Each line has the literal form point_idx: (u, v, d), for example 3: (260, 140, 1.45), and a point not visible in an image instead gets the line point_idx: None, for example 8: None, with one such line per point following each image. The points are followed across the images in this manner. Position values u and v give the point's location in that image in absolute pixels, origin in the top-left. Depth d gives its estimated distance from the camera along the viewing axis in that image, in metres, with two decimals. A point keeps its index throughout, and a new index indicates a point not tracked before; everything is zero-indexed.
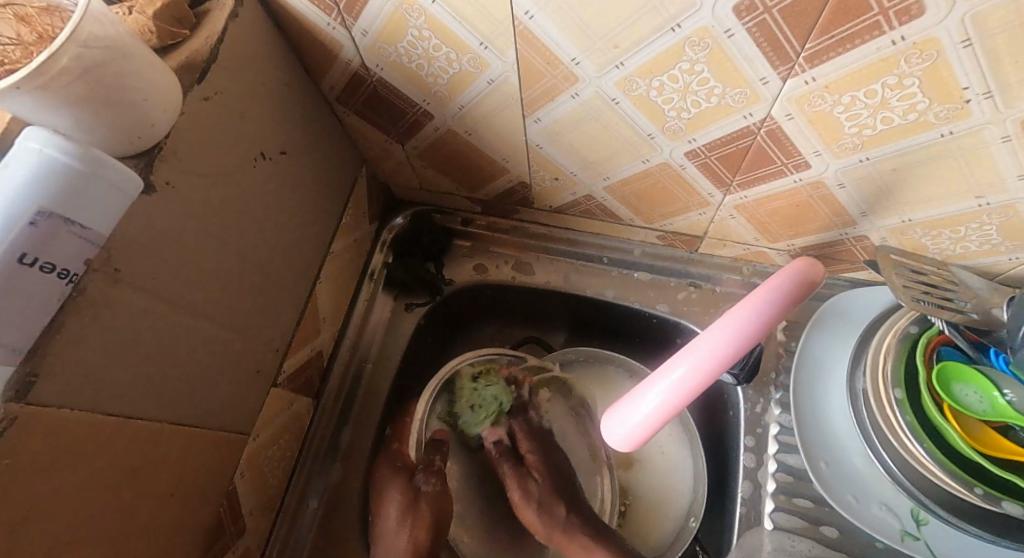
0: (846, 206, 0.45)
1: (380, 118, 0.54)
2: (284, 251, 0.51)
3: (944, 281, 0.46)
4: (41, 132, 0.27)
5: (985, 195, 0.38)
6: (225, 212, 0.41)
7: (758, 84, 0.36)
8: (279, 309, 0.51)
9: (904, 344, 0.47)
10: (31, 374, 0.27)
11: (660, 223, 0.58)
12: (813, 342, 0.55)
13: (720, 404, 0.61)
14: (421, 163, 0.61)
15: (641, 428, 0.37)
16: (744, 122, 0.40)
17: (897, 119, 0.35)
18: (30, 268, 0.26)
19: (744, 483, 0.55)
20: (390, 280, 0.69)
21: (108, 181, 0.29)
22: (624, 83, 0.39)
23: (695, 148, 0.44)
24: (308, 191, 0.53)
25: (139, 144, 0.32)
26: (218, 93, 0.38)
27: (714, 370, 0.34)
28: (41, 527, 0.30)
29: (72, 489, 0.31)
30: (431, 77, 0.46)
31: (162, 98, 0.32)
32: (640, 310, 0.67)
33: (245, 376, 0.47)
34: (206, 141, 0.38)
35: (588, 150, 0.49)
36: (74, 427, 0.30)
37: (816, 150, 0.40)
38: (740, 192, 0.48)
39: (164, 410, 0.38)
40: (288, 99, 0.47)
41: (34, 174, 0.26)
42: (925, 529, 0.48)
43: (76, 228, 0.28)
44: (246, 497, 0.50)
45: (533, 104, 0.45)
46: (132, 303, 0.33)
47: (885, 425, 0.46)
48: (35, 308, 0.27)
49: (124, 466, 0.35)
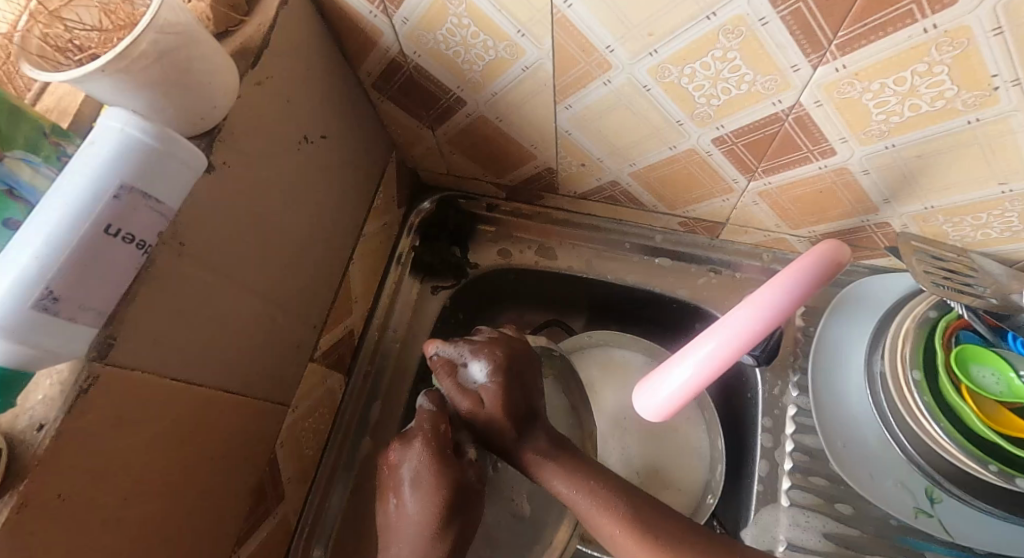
0: (870, 192, 0.46)
1: (413, 104, 0.56)
2: (322, 231, 0.53)
3: (965, 268, 0.47)
4: (121, 112, 0.29)
5: (1009, 181, 0.39)
6: (271, 191, 0.43)
7: (789, 70, 0.37)
8: (315, 287, 0.53)
9: (923, 327, 0.48)
10: (111, 337, 0.30)
11: (683, 209, 0.60)
12: (831, 326, 0.56)
13: (737, 387, 0.63)
14: (450, 148, 0.63)
15: (670, 399, 0.40)
16: (773, 109, 0.41)
17: (924, 106, 0.36)
18: (114, 237, 0.28)
19: (762, 462, 0.56)
20: (416, 263, 0.71)
21: (179, 158, 0.31)
22: (656, 70, 0.41)
23: (722, 135, 0.46)
24: (344, 174, 0.55)
25: (203, 125, 0.34)
26: (269, 78, 0.40)
27: (742, 347, 0.35)
28: (113, 475, 0.33)
29: (139, 443, 0.34)
30: (467, 64, 0.47)
31: (224, 82, 0.34)
32: (659, 295, 0.68)
33: (284, 350, 0.49)
34: (257, 124, 0.40)
35: (617, 136, 0.50)
36: (143, 387, 0.33)
37: (842, 137, 0.41)
38: (764, 178, 0.50)
39: (214, 376, 0.40)
40: (328, 85, 0.49)
41: (117, 152, 0.28)
42: (937, 506, 0.50)
43: (151, 202, 0.30)
44: (283, 463, 0.53)
45: (566, 91, 0.46)
46: (192, 275, 0.36)
47: (902, 406, 0.47)
48: (116, 275, 0.29)
49: (181, 425, 0.38)
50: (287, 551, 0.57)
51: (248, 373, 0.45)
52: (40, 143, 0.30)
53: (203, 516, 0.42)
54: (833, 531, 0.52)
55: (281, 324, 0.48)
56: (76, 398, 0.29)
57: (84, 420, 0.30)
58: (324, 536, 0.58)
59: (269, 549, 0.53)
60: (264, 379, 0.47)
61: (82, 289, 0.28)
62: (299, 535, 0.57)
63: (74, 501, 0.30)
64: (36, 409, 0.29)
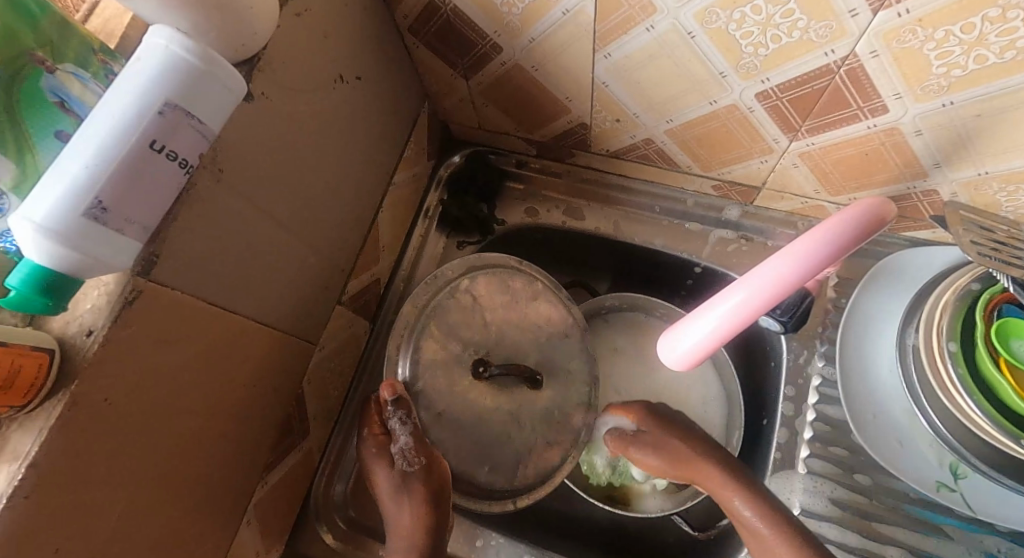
0: (920, 155, 0.44)
1: (449, 50, 0.55)
2: (352, 176, 0.53)
3: (1016, 241, 0.44)
4: (166, 30, 0.29)
5: None
6: (308, 129, 0.44)
7: (846, 16, 0.35)
8: (345, 230, 0.54)
9: (963, 301, 0.46)
10: (154, 254, 0.32)
11: (718, 171, 0.58)
12: (865, 298, 0.55)
13: (761, 356, 0.62)
14: (484, 100, 0.62)
15: (696, 347, 0.39)
16: (824, 61, 0.39)
17: (991, 58, 0.34)
18: (159, 155, 0.29)
19: (781, 430, 0.56)
20: (443, 217, 0.71)
21: (222, 80, 0.31)
22: (703, 15, 0.39)
23: (767, 89, 0.44)
24: (376, 119, 0.55)
25: (243, 52, 0.35)
26: (308, 11, 0.40)
27: (775, 295, 0.34)
28: (153, 390, 0.34)
29: (179, 362, 0.36)
30: (505, 6, 0.46)
31: (264, 9, 0.34)
32: (687, 260, 0.67)
33: (312, 290, 0.51)
34: (295, 57, 0.40)
35: (657, 89, 0.49)
36: (182, 306, 0.35)
37: (896, 93, 0.39)
38: (807, 138, 0.48)
39: (248, 307, 0.42)
40: (367, 24, 0.49)
41: (161, 67, 0.28)
42: (963, 482, 0.49)
43: (194, 122, 0.30)
44: (310, 401, 0.56)
45: (606, 37, 0.45)
46: (231, 203, 0.37)
47: (937, 382, 0.46)
48: (161, 194, 0.30)
49: (215, 351, 0.39)
50: (310, 487, 0.59)
51: (280, 308, 0.46)
52: (89, 59, 0.31)
53: (236, 441, 0.44)
54: (841, 498, 0.52)
55: (312, 264, 0.49)
56: (122, 310, 0.30)
57: (129, 332, 0.31)
58: (346, 473, 0.61)
59: (293, 481, 0.56)
60: (293, 315, 0.48)
61: (128, 202, 0.28)
62: (322, 472, 0.60)
63: (120, 410, 0.32)
64: (84, 317, 0.30)
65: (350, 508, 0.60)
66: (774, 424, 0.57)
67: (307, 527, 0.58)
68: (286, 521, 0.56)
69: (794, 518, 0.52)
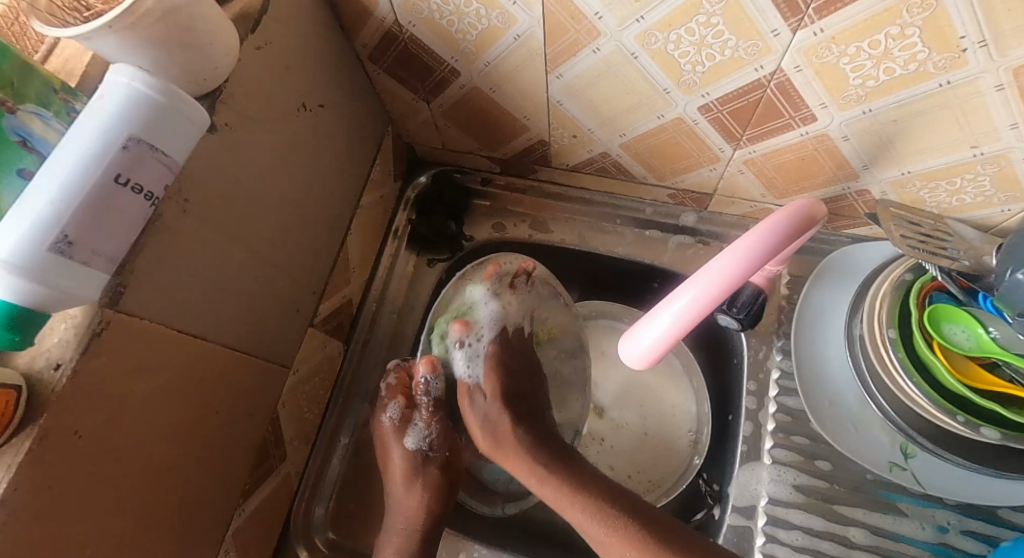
0: (850, 158, 0.48)
1: (408, 75, 0.57)
2: (320, 200, 0.54)
3: (941, 233, 0.48)
4: (126, 67, 0.30)
5: (980, 145, 0.41)
6: (272, 157, 0.45)
7: (769, 35, 0.38)
8: (314, 254, 0.55)
9: (899, 290, 0.50)
10: (121, 285, 0.32)
11: (672, 180, 0.61)
12: (815, 294, 0.58)
13: (724, 353, 0.65)
14: (445, 121, 0.64)
15: (655, 346, 0.42)
16: (755, 75, 0.42)
17: (897, 69, 0.38)
18: (124, 188, 0.30)
19: (746, 423, 0.59)
20: (412, 236, 0.72)
21: (184, 113, 0.32)
22: (643, 37, 0.42)
23: (708, 103, 0.47)
24: (341, 143, 0.57)
25: (205, 85, 0.36)
26: (268, 44, 0.42)
27: (720, 294, 0.37)
28: (124, 420, 0.35)
29: (148, 390, 0.36)
30: (460, 34, 0.48)
31: (225, 44, 0.36)
32: (649, 267, 0.70)
33: (284, 313, 0.51)
34: (257, 88, 0.41)
35: (607, 106, 0.52)
36: (150, 334, 0.35)
37: (821, 103, 0.43)
38: (749, 146, 0.51)
39: (218, 333, 0.42)
40: (327, 54, 0.50)
41: (124, 104, 0.30)
42: (912, 461, 0.52)
43: (158, 155, 0.31)
44: (286, 424, 0.56)
45: (557, 59, 0.48)
46: (198, 231, 0.38)
47: (882, 368, 0.49)
48: (126, 225, 0.31)
49: (186, 378, 0.39)
50: (289, 510, 0.59)
51: (251, 332, 0.47)
52: (51, 98, 0.31)
53: (211, 467, 0.45)
54: (803, 483, 0.55)
55: (282, 288, 0.50)
56: (89, 340, 0.31)
57: (97, 362, 0.32)
58: (325, 495, 0.61)
59: (271, 506, 0.56)
60: (265, 339, 0.49)
61: (93, 234, 0.29)
62: (301, 495, 0.60)
63: (90, 440, 0.33)
64: (51, 351, 0.31)
65: (330, 529, 0.60)
66: (740, 418, 0.60)
67: (288, 551, 0.58)
68: (265, 546, 0.56)
69: (762, 506, 0.55)
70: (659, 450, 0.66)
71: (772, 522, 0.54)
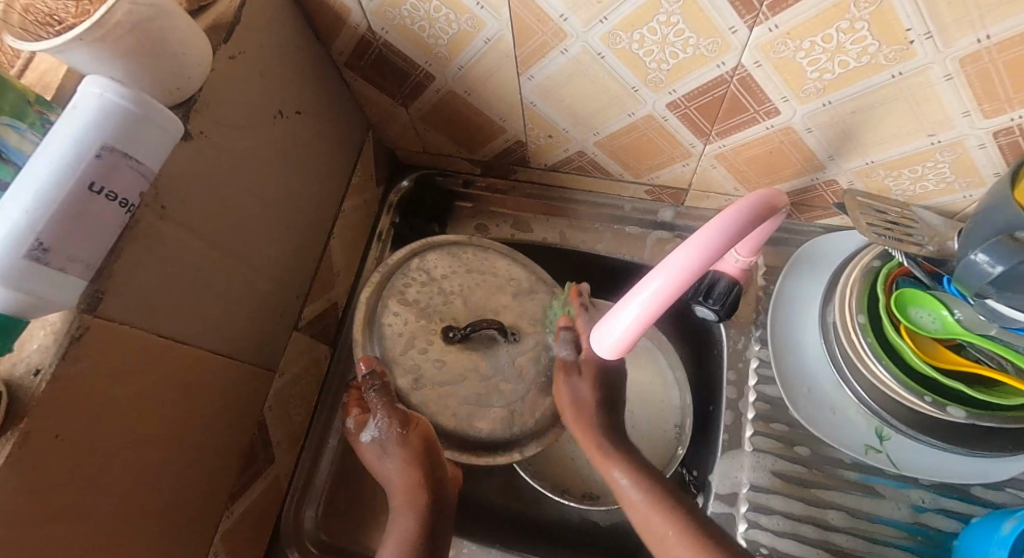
0: (815, 150, 0.49)
1: (385, 81, 0.58)
2: (300, 205, 0.55)
3: (906, 220, 0.49)
4: (98, 78, 0.31)
5: (936, 133, 0.43)
6: (250, 164, 0.46)
7: (727, 33, 0.39)
8: (297, 258, 0.56)
9: (867, 276, 0.51)
10: (100, 291, 0.33)
11: (648, 176, 0.63)
12: (790, 283, 0.60)
13: (705, 346, 0.67)
14: (424, 125, 0.65)
15: (623, 336, 0.42)
16: (717, 72, 0.44)
17: (851, 62, 0.39)
18: (98, 196, 0.31)
19: (727, 413, 0.59)
20: (396, 239, 0.73)
21: (157, 121, 0.33)
22: (608, 37, 0.43)
23: (675, 99, 0.49)
24: (320, 149, 0.57)
25: (179, 95, 0.37)
26: (242, 53, 0.43)
27: (684, 281, 0.38)
28: (107, 424, 0.35)
29: (131, 394, 0.37)
30: (432, 38, 0.49)
31: (197, 55, 0.37)
32: (630, 263, 0.71)
33: (266, 317, 0.52)
34: (232, 97, 0.42)
35: (579, 105, 0.53)
36: (131, 339, 0.36)
37: (783, 97, 0.44)
38: (718, 141, 0.52)
39: (200, 338, 0.43)
40: (303, 63, 0.52)
41: (97, 113, 0.31)
42: (887, 443, 0.54)
43: (131, 163, 0.32)
44: (272, 427, 0.56)
45: (527, 61, 0.49)
46: (176, 237, 0.39)
47: (854, 353, 0.50)
48: (101, 232, 0.32)
49: (169, 382, 0.40)
50: (279, 513, 0.60)
51: (233, 336, 0.48)
52: (26, 110, 0.32)
53: (196, 471, 0.45)
54: (782, 469, 0.56)
55: (265, 292, 0.51)
56: (69, 346, 0.32)
57: (77, 367, 0.32)
58: (315, 498, 0.62)
59: (260, 509, 0.56)
60: (248, 342, 0.50)
61: (69, 241, 0.30)
62: (291, 498, 0.61)
63: (72, 443, 0.33)
64: (31, 357, 0.31)
65: (321, 530, 0.61)
66: (721, 408, 0.61)
67: (278, 553, 0.59)
68: (255, 550, 0.57)
69: (744, 494, 0.56)
70: (646, 444, 0.67)
71: (753, 508, 0.55)
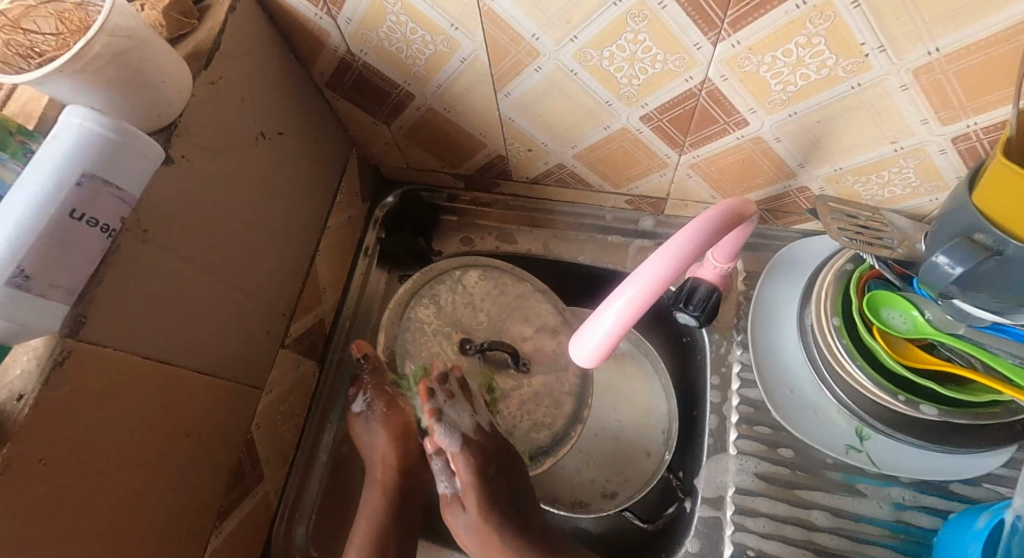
0: (785, 158, 0.51)
1: (367, 101, 0.60)
2: (285, 224, 0.56)
3: (876, 223, 0.50)
4: (80, 109, 0.33)
5: (898, 140, 0.44)
6: (233, 183, 0.47)
7: (693, 49, 0.41)
8: (282, 275, 0.57)
9: (840, 280, 0.52)
10: (83, 315, 0.34)
11: (627, 187, 0.64)
12: (768, 288, 0.61)
13: (689, 351, 0.67)
14: (406, 142, 0.66)
15: (601, 344, 0.43)
16: (686, 86, 0.45)
17: (812, 75, 0.40)
18: (79, 222, 0.32)
19: (711, 417, 0.60)
20: (383, 254, 0.74)
21: (138, 149, 0.34)
22: (579, 55, 0.45)
23: (648, 112, 0.50)
24: (303, 167, 0.58)
25: (159, 121, 0.38)
26: (223, 79, 0.44)
27: (657, 290, 0.39)
28: (91, 447, 0.36)
29: (115, 417, 0.37)
30: (410, 59, 0.51)
31: (176, 81, 0.37)
32: (613, 271, 0.72)
33: (252, 335, 0.52)
34: (213, 121, 0.43)
35: (556, 119, 0.54)
36: (114, 362, 0.36)
37: (750, 108, 0.46)
38: (692, 151, 0.54)
39: (185, 357, 0.44)
40: (284, 85, 0.53)
41: (78, 142, 0.32)
42: (867, 443, 0.55)
43: (112, 189, 0.33)
44: (261, 444, 0.57)
45: (503, 79, 0.50)
46: (158, 259, 0.40)
47: (830, 355, 0.52)
48: (83, 257, 0.33)
49: (153, 403, 0.40)
50: (270, 530, 0.60)
51: (219, 356, 0.48)
52: (8, 140, 0.33)
53: (184, 490, 0.45)
54: (765, 471, 0.57)
55: (250, 311, 0.52)
56: (52, 370, 0.32)
57: (60, 391, 0.33)
58: (306, 514, 0.62)
59: (251, 527, 0.57)
60: (234, 361, 0.50)
61: (51, 268, 0.31)
62: (281, 515, 0.61)
63: (55, 467, 0.34)
64: (14, 383, 0.32)
65: (312, 547, 0.61)
66: (705, 412, 0.62)
67: None
68: None
69: (730, 497, 0.56)
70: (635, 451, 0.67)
71: (739, 511, 0.56)
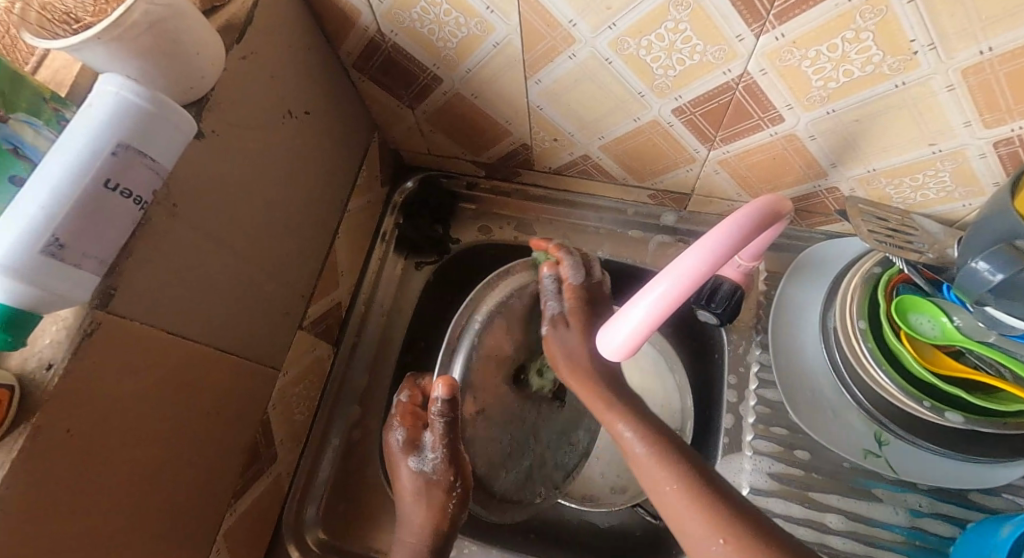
0: (818, 157, 0.50)
1: (393, 84, 0.59)
2: (307, 204, 0.56)
3: (906, 227, 0.50)
4: (116, 77, 0.32)
5: (937, 143, 0.43)
6: (260, 160, 0.46)
7: (734, 40, 0.40)
8: (303, 256, 0.56)
9: (867, 283, 0.52)
10: (112, 287, 0.34)
11: (652, 181, 0.63)
12: (791, 289, 0.60)
13: (707, 350, 0.67)
14: (430, 127, 0.65)
15: (629, 339, 0.43)
16: (724, 78, 0.44)
17: (856, 71, 0.40)
18: (113, 193, 0.31)
19: (727, 416, 0.60)
20: (400, 240, 0.74)
21: (173, 120, 0.34)
22: (616, 43, 0.44)
23: (681, 105, 0.49)
24: (326, 148, 0.58)
25: (192, 94, 0.37)
26: (253, 53, 0.43)
27: (691, 285, 0.38)
28: (116, 419, 0.36)
29: (139, 391, 0.37)
30: (441, 41, 0.50)
31: (210, 53, 0.37)
32: (632, 267, 0.72)
33: (271, 316, 0.52)
34: (242, 97, 0.43)
35: (585, 109, 0.54)
36: (141, 336, 0.36)
37: (788, 104, 0.45)
38: (723, 147, 0.53)
39: (207, 334, 0.43)
40: (312, 63, 0.52)
41: (113, 111, 0.31)
42: (885, 448, 0.54)
43: (146, 160, 0.33)
44: (276, 425, 0.57)
45: (535, 65, 0.49)
46: (186, 234, 0.39)
47: (854, 359, 0.51)
48: (115, 228, 0.32)
49: (177, 378, 0.40)
50: (281, 510, 0.60)
51: (240, 334, 0.48)
52: (41, 107, 0.32)
53: (201, 467, 0.45)
54: (779, 472, 0.56)
55: (270, 292, 0.51)
56: (80, 342, 0.32)
57: (88, 362, 0.33)
58: (316, 496, 0.62)
59: (263, 507, 0.57)
60: (254, 341, 0.50)
61: (84, 238, 0.30)
62: (292, 496, 0.61)
63: (81, 438, 0.33)
64: (43, 352, 0.32)
65: (321, 529, 0.61)
66: (721, 411, 0.62)
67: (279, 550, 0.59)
68: (257, 547, 0.57)
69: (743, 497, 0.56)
70: None
71: None
